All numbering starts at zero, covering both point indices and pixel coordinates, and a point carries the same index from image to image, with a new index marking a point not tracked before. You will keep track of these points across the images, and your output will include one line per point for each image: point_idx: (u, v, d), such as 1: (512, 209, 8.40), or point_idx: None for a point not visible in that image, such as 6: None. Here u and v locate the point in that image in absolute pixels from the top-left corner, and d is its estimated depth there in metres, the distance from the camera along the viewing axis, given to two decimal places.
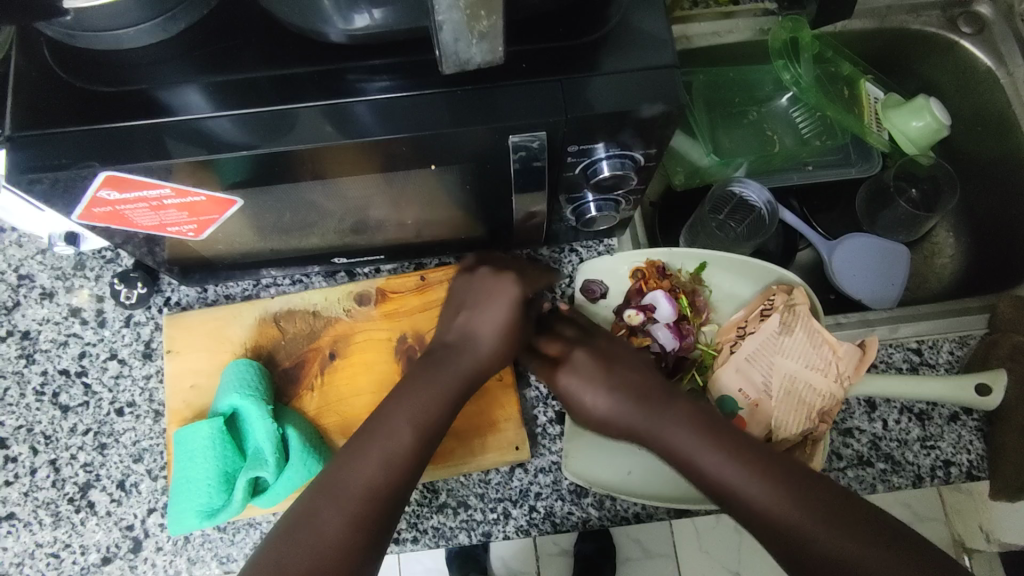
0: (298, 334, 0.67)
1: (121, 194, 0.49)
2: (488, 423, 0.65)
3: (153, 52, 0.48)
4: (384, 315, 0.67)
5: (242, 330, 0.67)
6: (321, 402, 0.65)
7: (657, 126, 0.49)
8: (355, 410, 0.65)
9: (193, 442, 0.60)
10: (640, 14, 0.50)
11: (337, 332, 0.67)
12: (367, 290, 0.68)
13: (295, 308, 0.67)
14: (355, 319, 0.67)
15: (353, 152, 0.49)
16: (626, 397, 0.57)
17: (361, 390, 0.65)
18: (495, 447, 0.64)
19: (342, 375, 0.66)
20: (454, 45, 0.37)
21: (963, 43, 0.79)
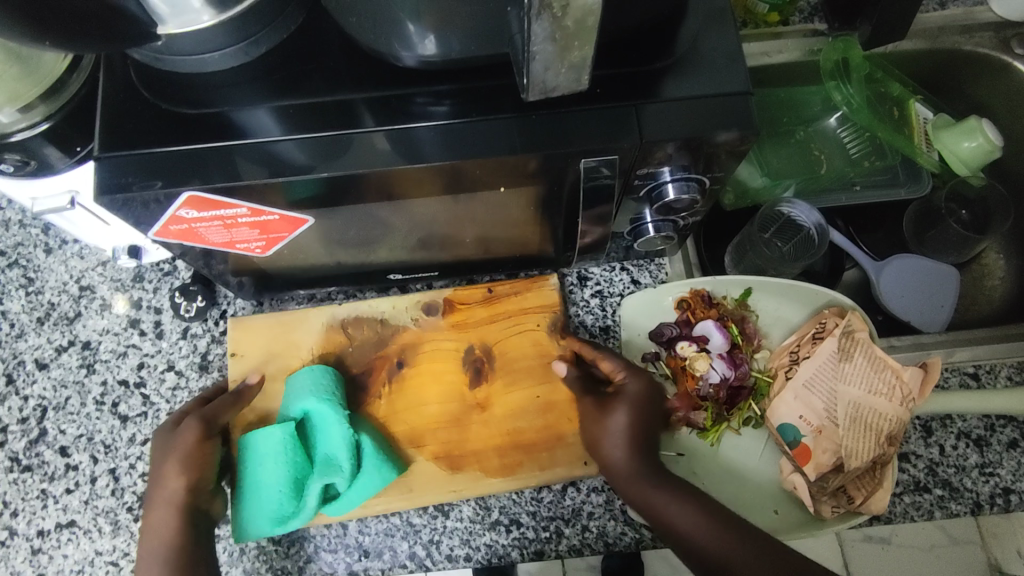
0: (365, 341, 0.67)
1: (199, 213, 0.50)
2: (558, 435, 0.65)
3: (231, 77, 0.50)
4: (453, 326, 0.68)
5: (309, 336, 0.68)
6: (389, 409, 0.66)
7: (725, 151, 0.50)
8: (423, 418, 0.65)
9: (264, 447, 0.60)
10: (710, 40, 0.50)
11: (405, 341, 0.67)
12: (435, 301, 0.68)
13: (363, 316, 0.68)
14: (423, 328, 0.68)
15: (420, 175, 0.50)
16: (633, 445, 0.56)
17: (428, 400, 0.66)
18: (565, 460, 0.64)
19: (408, 383, 0.66)
20: (542, 74, 0.38)
21: (1016, 64, 0.79)
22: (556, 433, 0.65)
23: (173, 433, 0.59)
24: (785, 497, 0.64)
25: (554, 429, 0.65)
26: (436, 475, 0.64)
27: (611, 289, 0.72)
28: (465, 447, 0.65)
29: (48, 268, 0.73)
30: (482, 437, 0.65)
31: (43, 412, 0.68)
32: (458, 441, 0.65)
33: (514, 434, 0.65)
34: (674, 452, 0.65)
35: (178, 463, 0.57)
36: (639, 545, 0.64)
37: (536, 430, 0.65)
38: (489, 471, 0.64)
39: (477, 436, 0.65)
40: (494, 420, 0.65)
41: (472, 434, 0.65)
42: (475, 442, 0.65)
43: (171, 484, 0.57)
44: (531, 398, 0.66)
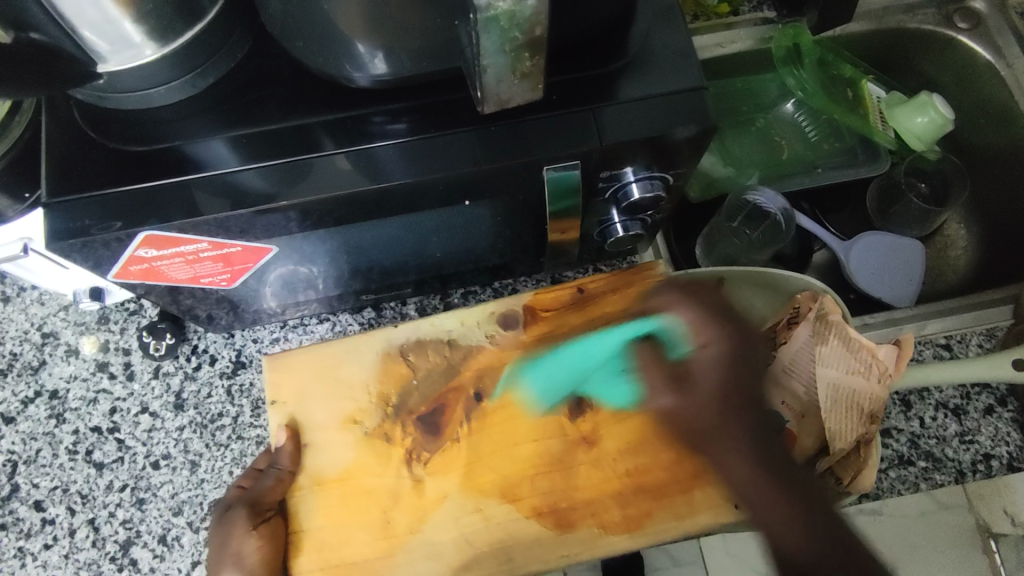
0: (432, 369, 0.58)
1: (158, 252, 0.49)
2: (688, 474, 0.56)
3: (180, 111, 0.49)
4: (536, 342, 0.58)
5: (365, 370, 0.58)
6: (470, 457, 0.56)
7: (685, 147, 0.50)
8: (513, 463, 0.56)
9: (590, 378, 0.57)
10: (661, 38, 0.50)
11: (480, 366, 0.58)
12: (512, 311, 0.59)
13: (424, 339, 0.59)
14: (501, 346, 0.58)
15: (380, 196, 0.49)
16: (719, 389, 0.44)
17: (520, 438, 0.56)
18: (701, 506, 0.55)
19: (493, 419, 0.57)
20: (496, 87, 0.37)
21: (961, 38, 0.81)
22: (686, 471, 0.56)
23: (227, 517, 0.55)
24: None
25: (684, 463, 0.56)
26: (544, 534, 0.55)
27: None
28: (574, 496, 0.55)
29: (7, 318, 0.71)
30: (597, 483, 0.56)
31: (13, 467, 0.66)
32: (565, 489, 0.55)
33: (633, 473, 0.56)
34: None
35: (229, 562, 0.53)
36: None
37: (662, 468, 0.56)
38: (609, 527, 0.55)
39: (588, 479, 0.56)
40: (606, 460, 0.56)
41: (579, 480, 0.56)
42: (585, 490, 0.55)
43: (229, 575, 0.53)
44: (643, 425, 0.56)
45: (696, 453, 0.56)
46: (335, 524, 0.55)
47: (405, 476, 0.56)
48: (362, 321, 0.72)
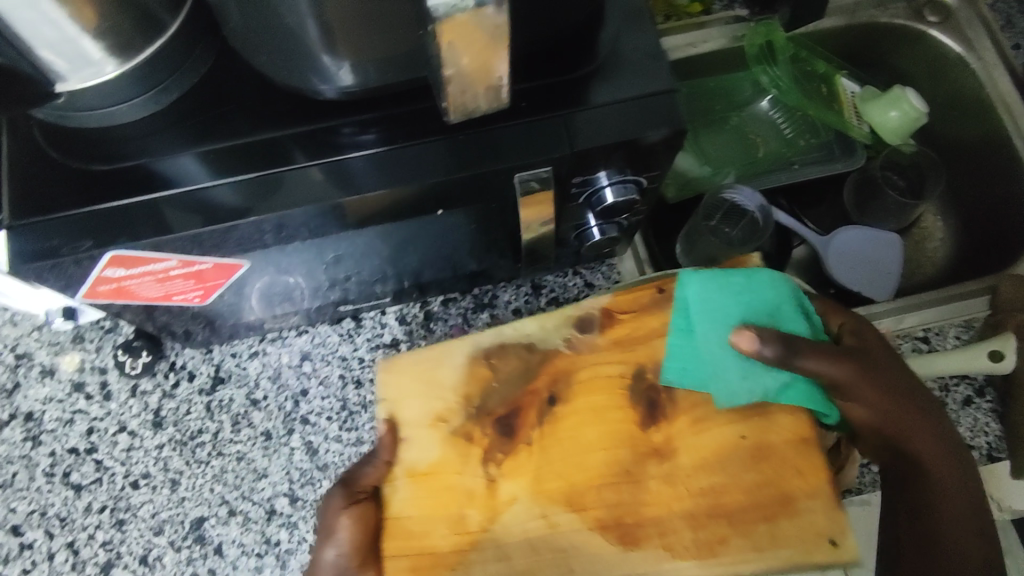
0: (512, 372, 0.51)
1: (126, 271, 0.48)
2: (779, 497, 0.47)
3: (145, 127, 0.48)
4: (614, 344, 0.51)
5: (453, 372, 0.51)
6: (541, 462, 0.49)
7: (657, 151, 0.50)
8: (583, 472, 0.48)
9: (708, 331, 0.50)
10: (630, 42, 0.50)
11: (555, 370, 0.51)
12: (590, 313, 0.52)
13: (507, 341, 0.52)
14: (579, 350, 0.51)
15: (351, 208, 0.48)
16: (882, 384, 0.49)
17: (590, 448, 0.49)
18: (793, 538, 0.46)
19: (563, 425, 0.50)
20: (461, 97, 0.37)
21: (931, 32, 0.82)
22: (777, 494, 0.47)
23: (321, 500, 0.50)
24: None
25: (773, 487, 0.47)
26: (608, 552, 0.47)
27: (566, 294, 0.72)
28: (642, 514, 0.47)
29: None
30: (665, 499, 0.47)
31: None
32: (635, 506, 0.47)
33: (714, 497, 0.47)
34: None
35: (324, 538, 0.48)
36: None
37: (743, 492, 0.47)
38: (679, 551, 0.46)
39: (660, 496, 0.47)
40: (679, 475, 0.48)
41: (650, 497, 0.47)
42: (652, 508, 0.47)
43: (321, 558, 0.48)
44: (732, 440, 0.48)
45: (795, 475, 0.47)
46: (422, 517, 0.49)
47: (475, 480, 0.49)
48: (341, 332, 0.71)
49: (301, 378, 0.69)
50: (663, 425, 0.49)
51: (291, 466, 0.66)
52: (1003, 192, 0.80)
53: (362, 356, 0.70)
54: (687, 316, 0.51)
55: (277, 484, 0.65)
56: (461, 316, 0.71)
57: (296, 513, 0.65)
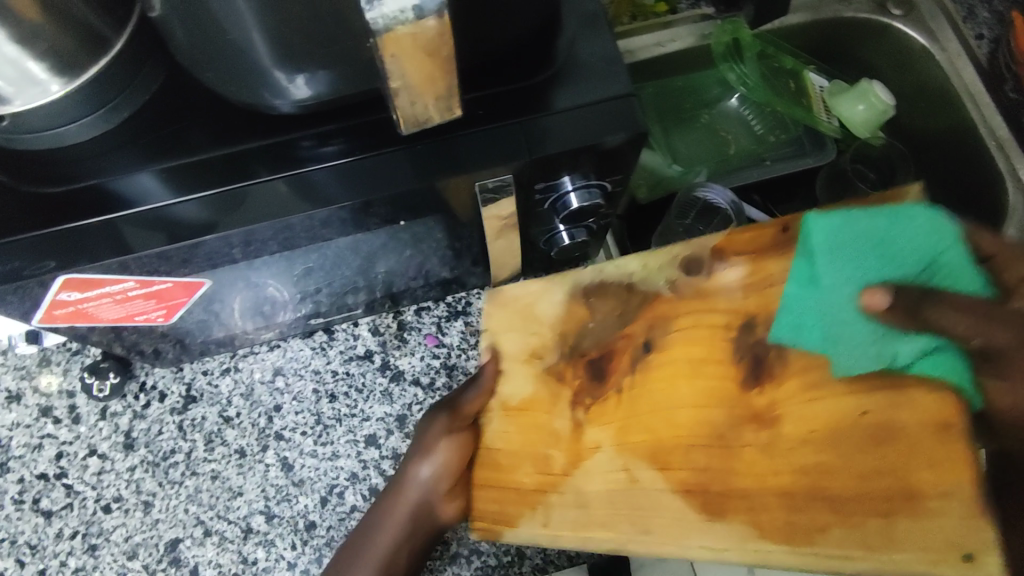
0: (612, 314, 0.48)
1: (83, 294, 0.47)
2: (904, 493, 0.38)
3: (97, 146, 0.47)
4: (751, 287, 0.44)
5: (553, 309, 0.50)
6: (627, 413, 0.46)
7: (620, 154, 0.50)
8: (671, 428, 0.44)
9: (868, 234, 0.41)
10: (588, 46, 0.50)
11: (655, 315, 0.46)
12: (699, 253, 0.45)
13: (607, 279, 0.48)
14: (682, 294, 0.46)
15: (312, 221, 0.47)
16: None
17: (681, 403, 0.44)
18: (916, 542, 0.38)
19: (659, 376, 0.45)
20: (411, 108, 0.36)
21: (895, 25, 0.82)
22: (901, 487, 0.38)
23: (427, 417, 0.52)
24: None
25: (896, 477, 0.39)
26: (687, 513, 0.43)
27: None
28: (734, 486, 0.42)
29: None
30: (758, 473, 0.41)
31: None
32: (725, 472, 0.42)
33: (835, 487, 0.40)
34: None
35: (417, 451, 0.51)
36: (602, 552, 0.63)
37: (858, 477, 0.39)
38: (767, 532, 0.40)
39: (756, 468, 0.41)
40: (780, 449, 0.41)
41: (739, 464, 0.42)
42: (747, 478, 0.41)
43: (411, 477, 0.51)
44: (851, 415, 0.40)
45: (927, 467, 0.38)
46: (511, 451, 0.48)
47: (563, 422, 0.48)
48: (313, 345, 0.70)
49: (274, 394, 0.68)
50: (768, 386, 0.42)
51: (267, 483, 0.65)
52: (971, 181, 0.80)
53: (335, 369, 0.69)
54: (810, 267, 0.41)
55: (253, 502, 0.64)
56: (434, 325, 0.70)
57: (273, 531, 0.64)
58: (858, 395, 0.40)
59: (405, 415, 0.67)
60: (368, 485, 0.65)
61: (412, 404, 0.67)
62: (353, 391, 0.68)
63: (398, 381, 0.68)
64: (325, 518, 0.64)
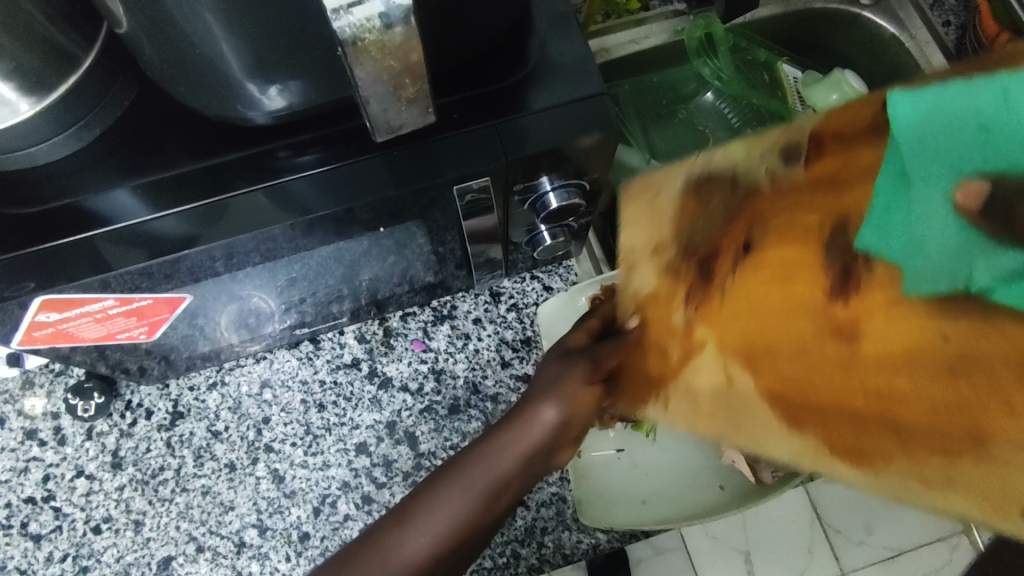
0: (722, 203, 0.33)
1: (61, 314, 0.47)
2: (968, 434, 0.23)
3: (69, 165, 0.47)
4: (805, 188, 0.28)
5: (672, 198, 0.38)
6: (735, 310, 0.32)
7: (597, 152, 0.50)
8: (758, 330, 0.30)
9: None
10: (560, 46, 0.50)
11: (755, 212, 0.30)
12: (795, 137, 0.29)
13: (713, 170, 0.34)
14: (776, 189, 0.30)
15: (291, 232, 0.47)
16: None
17: (775, 318, 0.29)
18: (982, 486, 0.24)
19: (759, 293, 0.29)
20: (384, 114, 0.36)
21: (864, 15, 0.83)
22: (963, 432, 0.23)
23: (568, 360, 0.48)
24: (729, 472, 0.64)
25: (963, 416, 0.24)
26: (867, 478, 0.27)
27: (525, 300, 0.71)
28: (811, 397, 0.28)
29: None
30: (836, 393, 0.27)
31: None
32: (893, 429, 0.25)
33: (905, 388, 0.25)
34: (614, 449, 0.65)
35: (552, 392, 0.47)
36: (597, 549, 0.63)
37: (928, 405, 0.24)
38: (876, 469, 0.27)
39: (912, 400, 0.25)
40: (898, 371, 0.25)
41: (823, 380, 0.28)
42: (824, 393, 0.28)
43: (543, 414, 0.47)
44: (919, 335, 0.24)
45: (996, 407, 0.23)
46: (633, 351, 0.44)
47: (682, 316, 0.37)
48: (299, 356, 0.70)
49: (262, 406, 0.68)
50: (854, 297, 0.25)
51: (258, 496, 0.65)
52: None
53: (322, 378, 0.69)
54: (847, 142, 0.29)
55: (245, 516, 0.64)
56: (421, 330, 0.70)
57: (266, 544, 0.63)
58: (947, 316, 0.24)
59: (394, 421, 0.67)
60: (360, 493, 0.65)
61: (401, 410, 0.67)
62: (341, 400, 0.68)
63: (386, 388, 0.68)
64: (318, 529, 0.64)
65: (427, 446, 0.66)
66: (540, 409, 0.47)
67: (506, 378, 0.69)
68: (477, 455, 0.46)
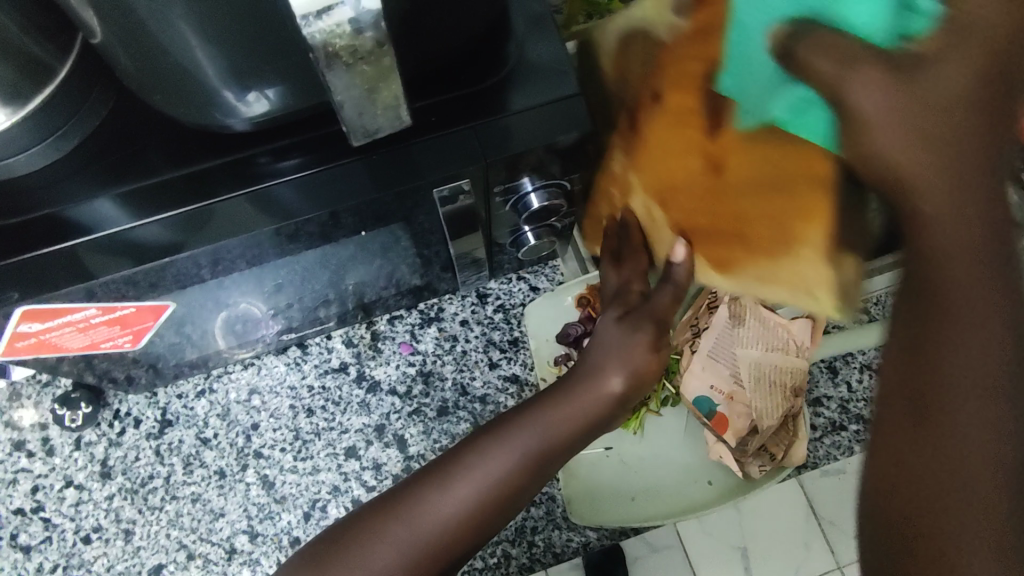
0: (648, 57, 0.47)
1: (43, 324, 0.47)
2: (751, 237, 0.45)
3: (48, 175, 0.47)
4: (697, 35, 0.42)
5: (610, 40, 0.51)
6: (658, 147, 0.48)
7: (576, 153, 0.50)
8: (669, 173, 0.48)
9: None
10: (538, 47, 0.51)
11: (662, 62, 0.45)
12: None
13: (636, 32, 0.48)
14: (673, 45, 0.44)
15: (273, 238, 0.47)
16: None
17: (674, 154, 0.47)
18: (786, 282, 0.45)
19: (665, 130, 0.46)
20: (358, 119, 0.37)
21: None
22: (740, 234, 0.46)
23: (625, 323, 0.53)
24: (719, 468, 0.65)
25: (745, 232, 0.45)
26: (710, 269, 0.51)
27: (512, 301, 0.72)
28: (690, 219, 0.49)
29: None
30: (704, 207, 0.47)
31: None
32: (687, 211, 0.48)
33: (738, 181, 0.44)
34: (603, 447, 0.66)
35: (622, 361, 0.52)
36: (587, 547, 0.63)
37: (757, 203, 0.43)
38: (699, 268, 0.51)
39: (743, 173, 0.43)
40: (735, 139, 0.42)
41: (701, 206, 0.47)
42: (705, 219, 0.48)
43: (608, 381, 0.52)
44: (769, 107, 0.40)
45: (797, 215, 0.41)
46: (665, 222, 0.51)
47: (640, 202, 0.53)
48: (287, 361, 0.70)
49: (251, 412, 0.68)
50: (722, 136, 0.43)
51: (248, 502, 0.65)
52: None
53: (311, 383, 0.69)
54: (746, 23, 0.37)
55: (236, 522, 0.64)
56: (408, 333, 0.71)
57: (257, 550, 0.63)
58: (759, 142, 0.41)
59: (384, 424, 0.67)
60: (350, 497, 0.65)
61: (390, 413, 0.68)
62: (330, 404, 0.68)
63: (375, 391, 0.68)
64: (309, 533, 0.64)
65: (416, 449, 0.66)
66: (607, 375, 0.52)
67: (494, 378, 0.69)
68: (521, 423, 0.50)
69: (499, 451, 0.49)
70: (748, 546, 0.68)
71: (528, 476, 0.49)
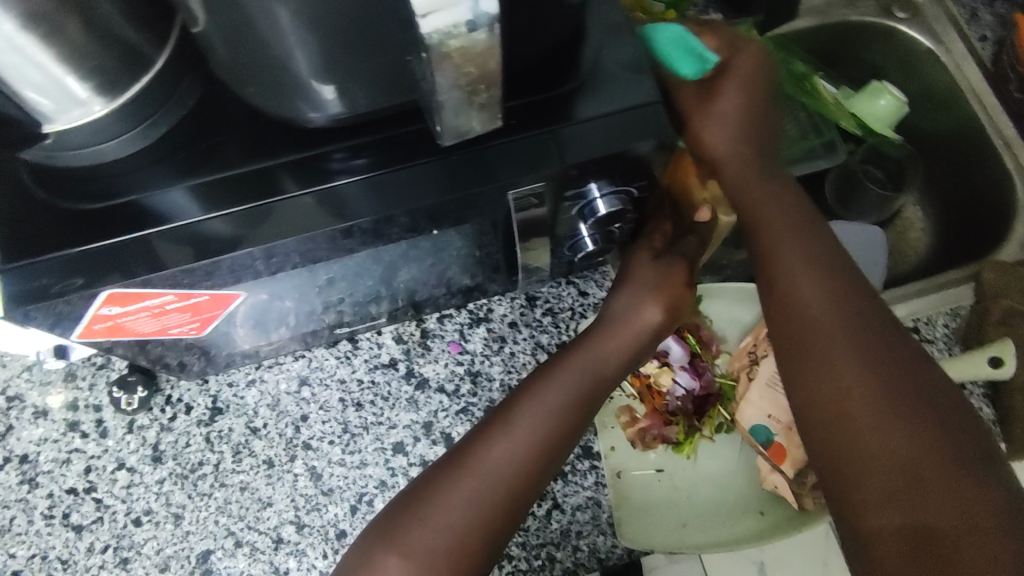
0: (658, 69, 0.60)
1: (123, 308, 0.48)
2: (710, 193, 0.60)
3: (130, 164, 0.48)
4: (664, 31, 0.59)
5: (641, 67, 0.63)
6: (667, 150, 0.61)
7: (648, 162, 0.51)
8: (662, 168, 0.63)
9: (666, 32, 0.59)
10: (611, 55, 0.51)
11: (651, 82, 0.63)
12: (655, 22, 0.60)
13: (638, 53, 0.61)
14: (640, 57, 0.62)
15: (347, 234, 0.48)
16: None
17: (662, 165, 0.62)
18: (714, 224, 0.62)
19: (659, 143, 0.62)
20: (454, 120, 0.38)
21: (901, 28, 0.84)
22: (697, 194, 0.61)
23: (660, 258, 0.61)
24: (770, 498, 0.64)
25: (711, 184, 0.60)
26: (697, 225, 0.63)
27: (561, 305, 0.72)
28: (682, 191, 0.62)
29: None
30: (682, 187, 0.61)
31: None
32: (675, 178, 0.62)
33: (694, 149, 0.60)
34: (655, 469, 0.66)
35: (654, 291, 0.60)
36: (632, 553, 0.63)
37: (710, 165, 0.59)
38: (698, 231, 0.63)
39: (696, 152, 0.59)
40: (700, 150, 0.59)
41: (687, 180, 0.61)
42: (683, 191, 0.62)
43: (647, 313, 0.60)
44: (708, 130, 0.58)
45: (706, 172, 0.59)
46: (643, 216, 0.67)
47: None
48: (338, 354, 0.70)
49: (301, 404, 0.68)
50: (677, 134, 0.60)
51: (296, 493, 0.65)
52: (983, 181, 0.81)
53: (361, 377, 0.69)
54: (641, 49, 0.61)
55: (283, 512, 0.65)
56: (457, 331, 0.71)
57: (304, 541, 0.64)
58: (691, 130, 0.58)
59: (431, 421, 0.68)
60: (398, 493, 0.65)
61: (438, 411, 0.68)
62: (379, 399, 0.68)
63: (424, 389, 0.69)
64: (355, 526, 0.64)
65: None
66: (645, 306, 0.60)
67: None
68: (568, 364, 0.56)
69: (551, 389, 0.54)
70: (765, 559, 0.67)
71: (576, 409, 0.54)
